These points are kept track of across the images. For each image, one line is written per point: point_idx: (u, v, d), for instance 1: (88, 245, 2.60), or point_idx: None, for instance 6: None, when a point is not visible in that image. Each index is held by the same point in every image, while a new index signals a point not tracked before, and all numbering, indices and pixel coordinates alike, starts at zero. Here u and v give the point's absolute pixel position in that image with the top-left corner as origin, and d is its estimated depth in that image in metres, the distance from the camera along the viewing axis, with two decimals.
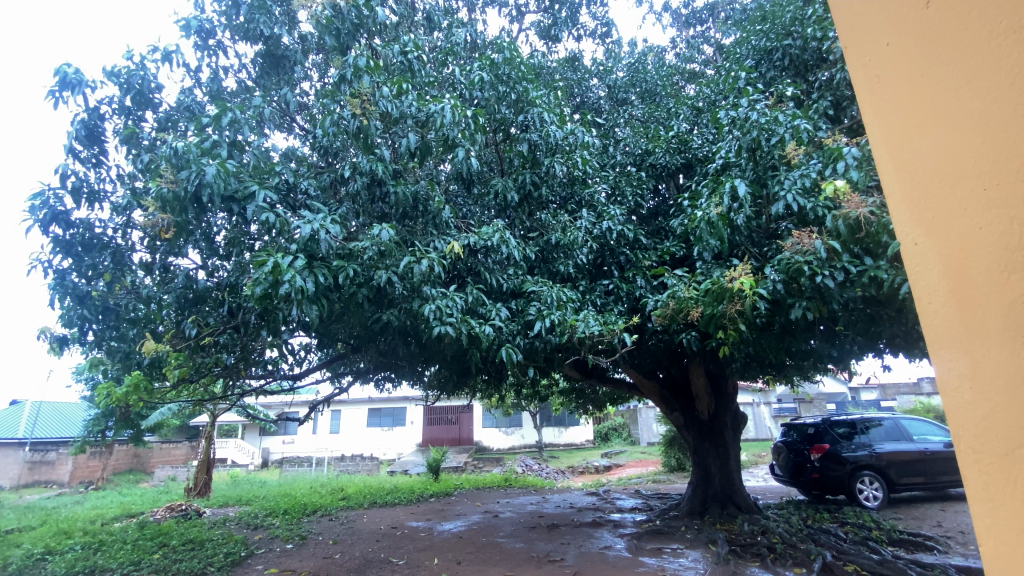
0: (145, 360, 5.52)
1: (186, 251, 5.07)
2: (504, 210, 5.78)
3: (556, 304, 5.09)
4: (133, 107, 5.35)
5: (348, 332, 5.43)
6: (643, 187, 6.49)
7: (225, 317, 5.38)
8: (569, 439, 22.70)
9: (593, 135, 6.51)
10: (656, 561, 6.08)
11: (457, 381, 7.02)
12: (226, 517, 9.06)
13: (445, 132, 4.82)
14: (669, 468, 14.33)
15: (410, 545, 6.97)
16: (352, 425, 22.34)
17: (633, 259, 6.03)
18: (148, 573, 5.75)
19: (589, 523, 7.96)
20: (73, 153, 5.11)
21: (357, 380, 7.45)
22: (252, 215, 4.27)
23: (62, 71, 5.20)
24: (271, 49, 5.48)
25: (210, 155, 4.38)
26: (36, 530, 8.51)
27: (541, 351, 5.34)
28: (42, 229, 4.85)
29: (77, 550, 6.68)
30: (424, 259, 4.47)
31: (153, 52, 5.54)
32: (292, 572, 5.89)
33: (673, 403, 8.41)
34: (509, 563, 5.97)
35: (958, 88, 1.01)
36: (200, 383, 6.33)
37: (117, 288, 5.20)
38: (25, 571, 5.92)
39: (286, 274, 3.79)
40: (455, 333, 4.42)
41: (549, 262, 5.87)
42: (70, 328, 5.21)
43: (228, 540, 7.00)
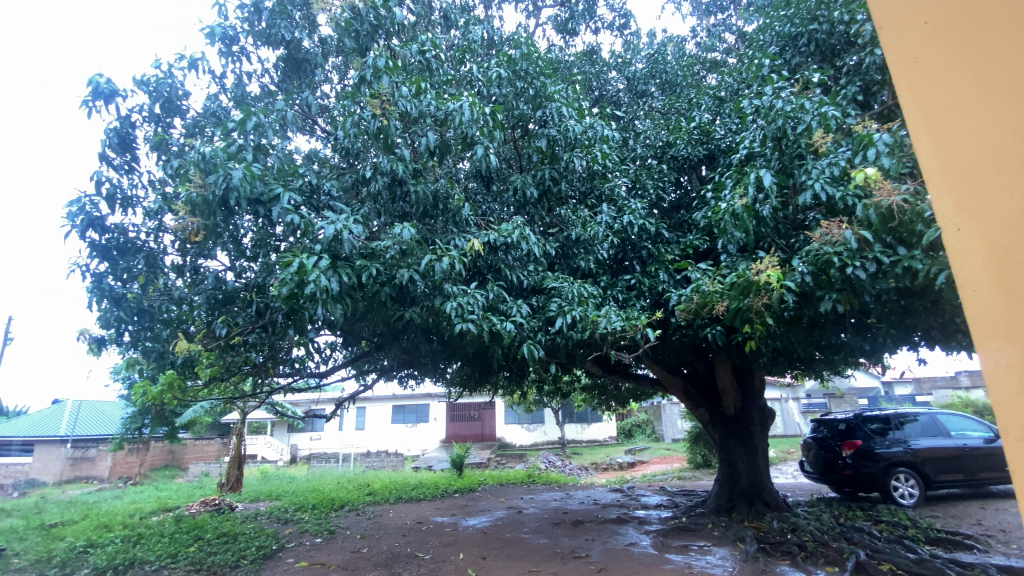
0: (178, 360, 5.63)
1: (214, 253, 5.21)
2: (523, 207, 5.77)
3: (577, 300, 5.06)
4: (162, 114, 5.49)
5: (372, 330, 5.51)
6: (664, 180, 6.41)
7: (253, 316, 5.48)
8: (593, 436, 22.59)
9: (613, 129, 6.45)
10: (683, 558, 6.02)
11: (479, 377, 7.03)
12: (257, 511, 9.31)
13: (463, 130, 4.83)
14: (695, 465, 14.14)
15: (435, 539, 7.05)
16: (377, 422, 22.69)
17: (655, 254, 5.97)
18: (185, 565, 5.97)
19: (614, 520, 7.92)
20: (107, 160, 5.29)
21: (381, 377, 7.54)
22: (277, 216, 4.36)
23: (95, 82, 5.39)
24: (292, 53, 5.57)
25: (236, 159, 4.48)
26: (78, 523, 8.90)
27: (563, 348, 5.33)
28: (79, 234, 5.04)
29: (117, 543, 6.94)
30: (445, 257, 4.50)
31: (180, 60, 5.70)
32: (322, 566, 6.03)
33: (698, 399, 8.28)
34: (534, 559, 5.99)
35: (1013, 77, 1.02)
36: (230, 381, 6.49)
37: (151, 290, 5.42)
38: (68, 564, 6.18)
39: (311, 274, 3.88)
40: (477, 330, 4.44)
41: (570, 258, 5.84)
42: (107, 329, 5.41)
43: (259, 534, 7.19)
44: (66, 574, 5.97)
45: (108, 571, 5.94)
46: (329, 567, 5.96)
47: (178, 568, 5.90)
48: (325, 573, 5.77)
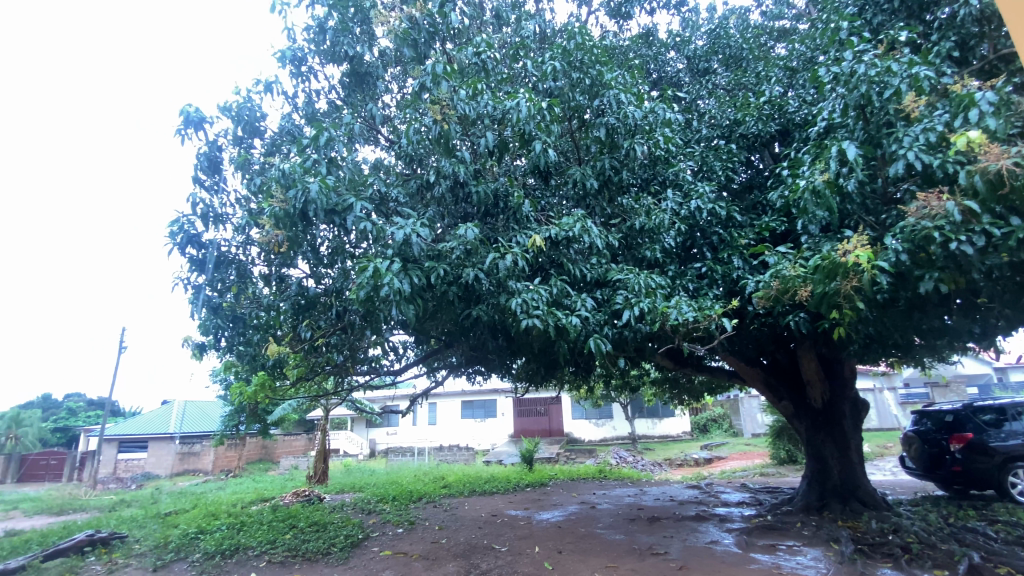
0: (268, 361, 6.12)
1: (295, 262, 5.59)
2: (583, 199, 5.64)
3: (643, 291, 4.94)
4: (244, 136, 5.95)
5: (441, 328, 5.67)
6: (734, 160, 6.09)
7: (333, 320, 5.86)
8: (665, 431, 21.96)
9: (675, 112, 6.22)
10: (770, 558, 5.72)
11: (546, 373, 7.02)
12: (343, 502, 9.93)
13: (520, 127, 4.87)
14: (778, 460, 13.36)
15: (510, 532, 7.16)
16: (448, 417, 23.38)
17: (727, 239, 5.70)
18: (283, 551, 6.48)
19: (693, 518, 7.66)
20: (199, 183, 5.82)
21: (450, 374, 7.74)
22: (351, 224, 4.65)
23: (185, 112, 5.94)
24: (355, 68, 5.84)
25: (312, 172, 4.79)
26: (190, 512, 9.91)
27: (631, 341, 5.21)
28: (180, 251, 5.57)
29: (223, 530, 7.65)
30: (508, 254, 4.55)
31: (256, 84, 6.15)
32: (404, 555, 6.31)
33: (781, 391, 7.81)
34: (611, 555, 5.92)
35: None
36: (315, 380, 6.93)
37: (242, 299, 5.95)
38: (184, 548, 6.89)
39: (385, 277, 4.09)
40: (543, 325, 4.43)
41: (634, 249, 5.68)
42: (208, 336, 5.97)
43: (346, 523, 7.65)
44: (184, 556, 6.67)
45: (218, 554, 6.55)
46: (412, 557, 6.23)
47: (277, 553, 6.42)
48: (407, 561, 6.03)
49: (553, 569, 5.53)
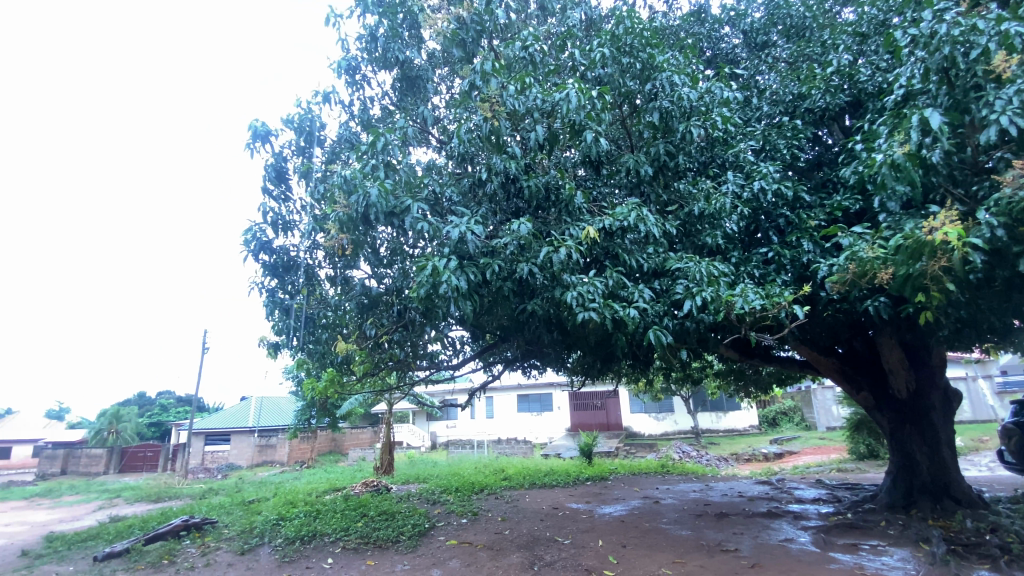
0: (337, 358, 6.46)
1: (358, 262, 5.86)
2: (637, 186, 5.50)
3: (705, 280, 4.78)
4: (306, 147, 6.26)
5: (497, 323, 5.74)
6: (800, 136, 5.74)
7: (395, 318, 6.13)
8: (730, 425, 21.10)
9: (733, 90, 5.94)
10: (851, 558, 5.38)
11: (603, 366, 6.94)
12: (409, 492, 10.33)
13: (570, 118, 4.83)
14: (857, 456, 12.49)
15: (573, 525, 7.18)
16: (505, 411, 23.68)
17: (795, 221, 5.41)
18: (356, 538, 6.84)
19: (764, 514, 7.34)
20: (268, 193, 6.21)
21: (507, 369, 7.83)
22: (409, 226, 4.82)
23: (253, 126, 6.34)
24: (406, 72, 6.00)
25: (371, 177, 5.00)
26: (271, 500, 10.67)
27: (693, 332, 5.04)
28: (254, 257, 6.01)
29: (301, 517, 8.17)
30: (562, 247, 4.52)
31: (316, 96, 6.47)
32: (469, 545, 6.47)
33: (860, 381, 7.31)
34: (678, 550, 5.79)
35: None
36: (379, 375, 7.22)
37: (312, 300, 6.33)
38: (268, 534, 7.43)
39: (443, 275, 4.20)
40: (599, 318, 4.38)
41: (694, 236, 5.48)
42: (282, 335, 6.37)
43: (413, 513, 7.96)
44: (267, 541, 7.19)
45: (298, 540, 7.01)
46: (476, 546, 6.38)
47: (351, 540, 6.78)
48: (472, 551, 6.18)
49: (618, 563, 5.48)
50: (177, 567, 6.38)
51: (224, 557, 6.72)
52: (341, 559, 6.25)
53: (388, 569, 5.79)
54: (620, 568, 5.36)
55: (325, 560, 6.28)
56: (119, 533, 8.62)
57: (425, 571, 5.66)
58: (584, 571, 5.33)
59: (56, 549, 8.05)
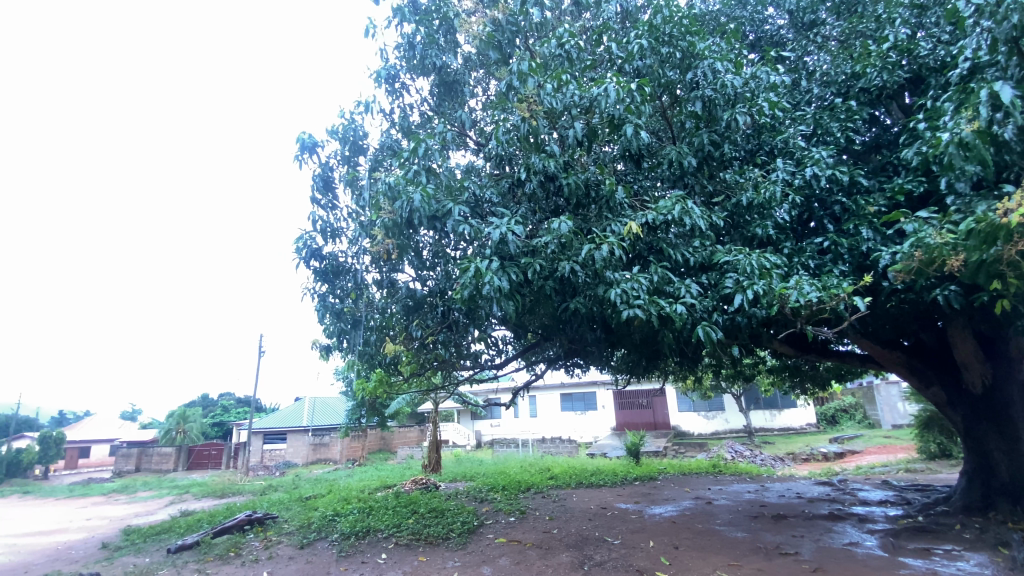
0: (385, 360, 6.65)
1: (403, 266, 6.01)
2: (680, 178, 5.38)
3: (756, 273, 4.61)
4: (351, 156, 6.48)
5: (539, 323, 5.74)
6: (855, 118, 5.44)
7: (439, 319, 6.27)
8: (785, 423, 20.19)
9: (780, 74, 5.71)
10: (924, 563, 5.06)
11: (648, 364, 6.80)
12: (457, 490, 10.50)
13: (609, 113, 4.77)
14: (928, 455, 11.67)
15: (622, 525, 7.09)
16: (549, 410, 23.63)
17: (852, 208, 5.15)
18: (408, 534, 7.03)
19: (825, 517, 7.01)
20: (316, 202, 6.46)
21: (550, 368, 7.81)
22: (451, 229, 4.90)
23: (300, 139, 6.62)
24: (444, 77, 6.10)
25: (413, 183, 5.12)
26: (327, 496, 11.14)
27: (745, 328, 4.87)
28: (306, 264, 6.27)
29: (355, 513, 8.46)
30: (604, 244, 4.47)
31: (358, 106, 6.68)
32: (518, 543, 6.51)
33: (928, 375, 6.84)
34: (733, 552, 5.62)
35: None
36: (425, 375, 7.38)
37: (360, 303, 6.44)
38: (325, 529, 7.75)
39: (485, 276, 4.25)
40: (645, 316, 4.31)
41: (742, 227, 5.30)
42: (333, 338, 6.63)
43: (462, 510, 8.09)
44: (325, 536, 7.49)
45: (353, 535, 7.26)
46: (526, 544, 6.42)
47: (402, 536, 6.96)
48: (522, 549, 6.22)
49: (671, 564, 5.38)
50: (244, 560, 6.76)
51: (285, 550, 7.06)
52: (394, 554, 6.44)
53: (440, 565, 5.92)
54: (673, 569, 5.25)
55: (380, 554, 6.49)
56: (189, 526, 9.21)
57: (476, 567, 5.75)
58: (635, 571, 5.26)
59: (135, 541, 8.69)
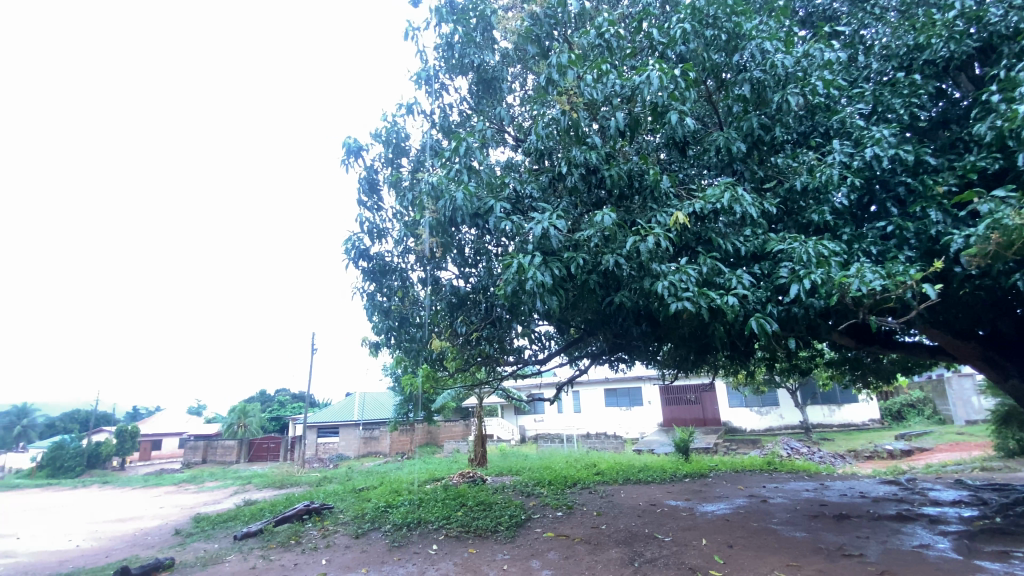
0: (431, 356, 6.77)
1: (446, 264, 6.11)
2: (728, 165, 5.20)
3: (813, 261, 4.38)
4: (394, 158, 6.63)
5: (583, 317, 5.68)
6: (919, 92, 5.08)
7: (483, 315, 6.32)
8: (846, 419, 19.11)
9: (835, 50, 5.39)
10: (1003, 568, 4.70)
11: (697, 358, 6.62)
12: (504, 484, 10.63)
13: (652, 102, 4.66)
14: (1007, 453, 10.80)
15: (673, 523, 6.94)
16: (593, 405, 23.43)
17: (918, 189, 4.81)
18: (457, 526, 7.18)
19: (892, 517, 6.62)
20: (363, 204, 6.66)
21: (593, 363, 7.74)
22: (494, 226, 4.91)
23: (346, 143, 6.83)
24: (482, 75, 6.13)
25: (456, 181, 5.17)
26: (378, 488, 11.51)
27: (802, 320, 4.65)
28: (354, 264, 6.48)
29: (405, 505, 8.70)
30: (649, 236, 4.37)
31: (400, 108, 6.82)
32: (566, 538, 6.50)
33: (1008, 367, 6.31)
34: (791, 553, 5.40)
35: None
36: (470, 371, 7.47)
37: (406, 301, 6.60)
38: (377, 519, 8.02)
39: (528, 272, 4.24)
40: (694, 308, 4.18)
41: (796, 214, 5.06)
42: (381, 335, 6.82)
43: (510, 504, 8.17)
44: (378, 526, 7.74)
45: (404, 526, 7.47)
46: (574, 540, 6.40)
47: (452, 528, 7.11)
48: (570, 544, 6.22)
49: (725, 563, 5.23)
50: (303, 547, 7.10)
51: (342, 539, 7.37)
52: (444, 545, 6.58)
53: (489, 557, 6.01)
54: (727, 569, 5.11)
55: (431, 545, 6.66)
56: (253, 515, 9.75)
57: (525, 561, 5.79)
58: (688, 569, 5.15)
59: (205, 529, 9.30)
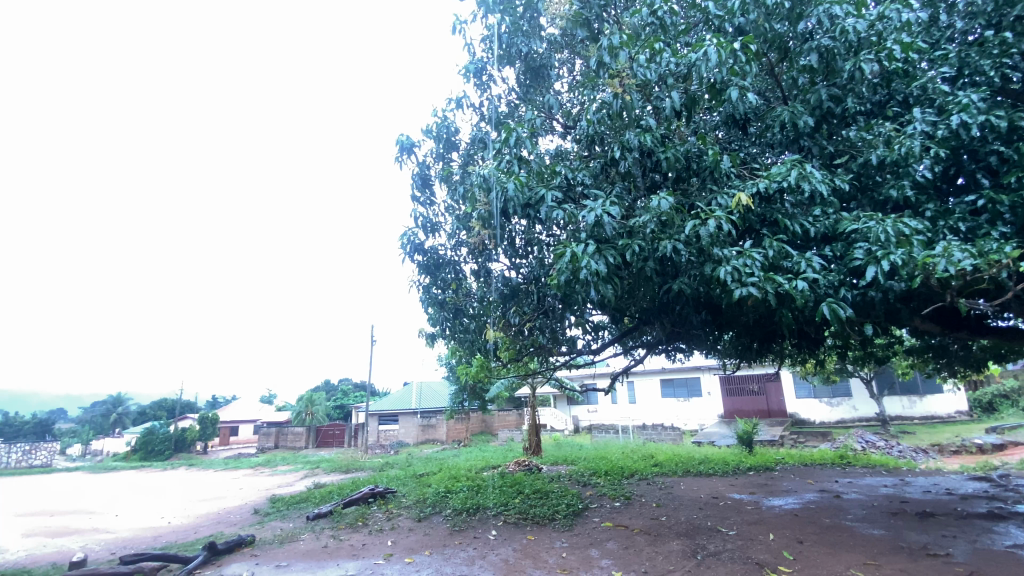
0: (486, 347, 6.85)
1: (498, 255, 6.16)
2: (794, 142, 4.88)
3: (892, 240, 4.05)
4: (445, 152, 6.73)
5: (638, 306, 5.55)
6: (1017, 49, 4.54)
7: (536, 306, 6.33)
8: (927, 411, 17.68)
9: (913, 9, 4.92)
10: None
11: (761, 347, 6.33)
12: (560, 473, 10.66)
13: (710, 80, 4.45)
14: None
15: (737, 516, 6.72)
16: (649, 395, 22.97)
17: (1014, 157, 4.33)
18: (515, 513, 7.29)
19: (984, 516, 6.08)
20: (416, 200, 6.83)
21: (649, 353, 7.58)
22: (546, 215, 4.87)
23: (399, 141, 7.01)
24: (530, 64, 6.09)
25: (507, 172, 5.16)
26: (437, 474, 11.89)
27: (880, 305, 4.32)
28: (409, 258, 6.66)
29: (464, 491, 8.93)
30: (710, 219, 4.20)
31: (450, 103, 6.91)
32: (626, 528, 6.45)
33: None
34: (869, 551, 5.09)
35: None
36: (524, 361, 7.50)
37: (460, 294, 6.75)
38: (438, 504, 8.30)
39: (582, 261, 4.19)
40: (760, 295, 3.98)
41: (871, 190, 4.70)
42: (436, 327, 6.98)
43: (566, 493, 8.19)
44: (439, 511, 8.00)
45: (463, 512, 7.67)
46: (633, 530, 6.34)
47: (511, 515, 7.23)
48: (629, 535, 6.17)
49: (795, 560, 5.00)
50: (370, 529, 7.46)
51: (406, 522, 7.68)
52: (504, 531, 6.72)
53: (548, 544, 6.07)
54: (797, 565, 4.88)
55: (490, 531, 6.81)
56: (323, 497, 10.36)
57: (584, 549, 5.80)
58: (754, 564, 4.98)
59: (280, 509, 9.97)
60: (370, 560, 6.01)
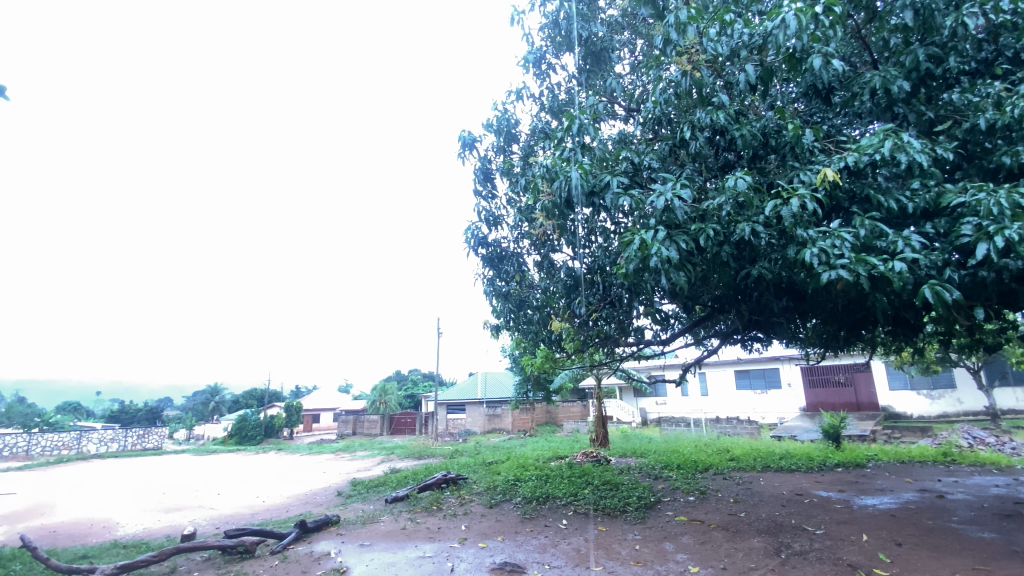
0: (552, 338, 6.84)
1: (562, 246, 6.12)
2: (887, 109, 4.44)
3: (1010, 211, 3.58)
4: (506, 145, 6.77)
5: (711, 294, 5.30)
6: None
7: (602, 295, 6.23)
8: None
9: None
10: None
11: (849, 335, 5.86)
12: (629, 465, 10.51)
13: (788, 48, 4.13)
14: None
15: (825, 515, 6.30)
16: (722, 386, 22.02)
17: None
18: (585, 503, 7.28)
19: None
20: (479, 193, 6.92)
21: (722, 343, 7.25)
22: (611, 203, 4.73)
23: (462, 137, 7.12)
24: (591, 48, 5.96)
25: (570, 161, 5.09)
26: (506, 463, 12.14)
27: (993, 285, 3.84)
28: (474, 251, 6.78)
29: (533, 480, 9.05)
30: (792, 198, 3.95)
31: (510, 95, 6.93)
32: (702, 523, 6.24)
33: None
34: (982, 556, 4.59)
35: None
36: (590, 352, 7.43)
37: (524, 285, 6.78)
38: (508, 492, 8.47)
39: (652, 247, 4.05)
40: (851, 278, 3.65)
41: (980, 158, 4.18)
42: (502, 318, 7.05)
43: (637, 485, 8.05)
44: (509, 498, 8.16)
45: (533, 500, 7.78)
46: (709, 526, 6.12)
47: (580, 505, 7.24)
48: (705, 530, 5.97)
49: (893, 563, 4.61)
50: (444, 513, 7.75)
51: (478, 508, 7.90)
52: (574, 521, 6.74)
53: (620, 536, 6.01)
54: (897, 569, 4.50)
55: (561, 520, 6.86)
56: (399, 482, 10.88)
57: (657, 542, 5.69)
58: (847, 566, 4.65)
59: (361, 492, 10.60)
60: (445, 543, 6.26)
